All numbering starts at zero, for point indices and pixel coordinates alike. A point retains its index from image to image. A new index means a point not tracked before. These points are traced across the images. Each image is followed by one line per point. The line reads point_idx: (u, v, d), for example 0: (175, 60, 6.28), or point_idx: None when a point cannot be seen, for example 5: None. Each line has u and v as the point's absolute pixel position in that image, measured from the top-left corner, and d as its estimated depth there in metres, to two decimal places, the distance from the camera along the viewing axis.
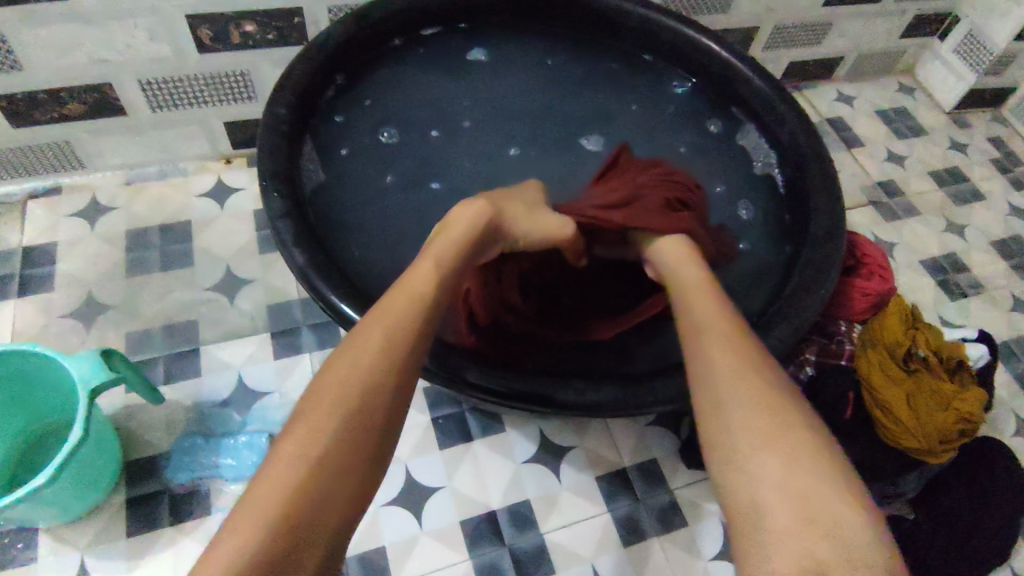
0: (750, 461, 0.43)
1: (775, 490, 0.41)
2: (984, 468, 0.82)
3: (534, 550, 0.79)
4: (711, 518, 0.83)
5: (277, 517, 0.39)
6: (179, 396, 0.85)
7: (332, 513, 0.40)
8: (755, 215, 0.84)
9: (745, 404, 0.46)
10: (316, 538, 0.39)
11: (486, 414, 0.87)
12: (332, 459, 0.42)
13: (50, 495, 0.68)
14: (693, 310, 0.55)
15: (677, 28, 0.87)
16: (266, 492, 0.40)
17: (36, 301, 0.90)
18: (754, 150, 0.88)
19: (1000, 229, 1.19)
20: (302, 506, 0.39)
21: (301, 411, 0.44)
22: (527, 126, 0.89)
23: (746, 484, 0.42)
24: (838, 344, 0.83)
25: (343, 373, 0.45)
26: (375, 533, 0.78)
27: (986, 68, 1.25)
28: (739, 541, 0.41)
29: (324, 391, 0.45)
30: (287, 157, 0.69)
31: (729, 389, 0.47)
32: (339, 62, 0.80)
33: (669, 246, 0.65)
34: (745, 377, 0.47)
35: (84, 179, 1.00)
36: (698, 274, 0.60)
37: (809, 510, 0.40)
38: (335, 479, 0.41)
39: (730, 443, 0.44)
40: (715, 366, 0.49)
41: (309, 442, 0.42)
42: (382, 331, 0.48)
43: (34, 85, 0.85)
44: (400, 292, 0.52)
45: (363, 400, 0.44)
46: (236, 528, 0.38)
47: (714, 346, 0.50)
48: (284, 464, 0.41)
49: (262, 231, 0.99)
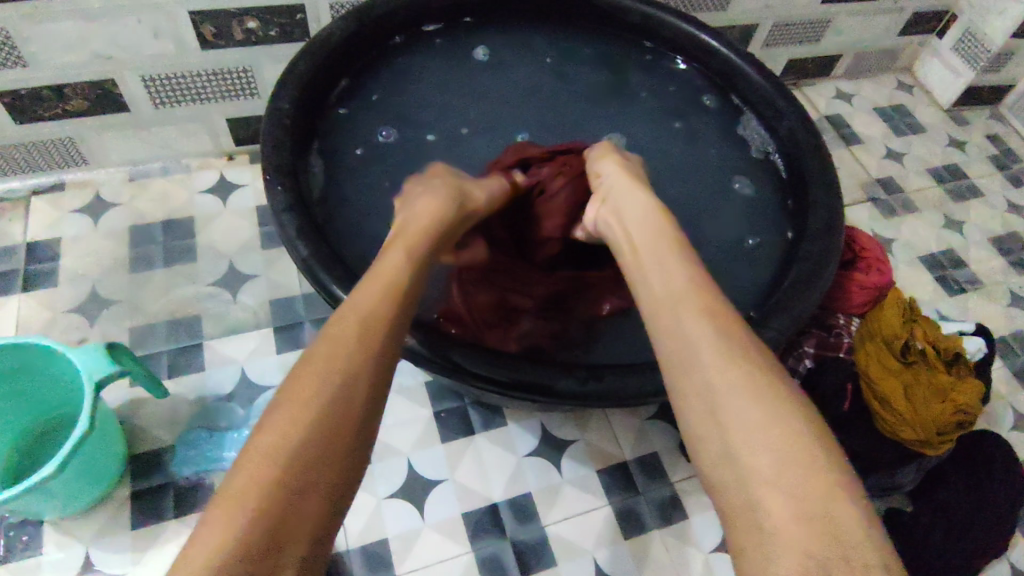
0: (746, 457, 0.41)
1: (770, 485, 0.39)
2: (983, 461, 0.82)
3: (536, 543, 0.79)
4: (711, 511, 0.83)
5: (249, 516, 0.37)
6: (183, 390, 0.86)
7: (311, 504, 0.39)
8: (752, 188, 0.86)
9: (730, 386, 0.44)
10: (296, 534, 0.38)
11: (487, 407, 0.88)
12: (305, 456, 0.40)
13: (55, 486, 0.68)
14: (670, 279, 0.51)
15: (677, 25, 0.88)
16: (236, 494, 0.38)
17: (41, 296, 0.91)
18: (751, 138, 0.89)
19: (998, 226, 1.19)
20: (282, 493, 0.39)
21: (271, 409, 0.43)
22: (531, 118, 0.89)
23: (743, 479, 0.40)
24: (837, 337, 0.85)
25: (316, 368, 0.44)
26: (377, 525, 0.79)
27: (983, 66, 1.26)
28: (741, 544, 0.39)
29: (296, 386, 0.43)
30: (290, 151, 0.70)
31: (712, 369, 0.45)
32: (343, 59, 0.81)
33: (636, 200, 0.62)
34: (734, 362, 0.45)
35: (87, 175, 1.01)
36: (671, 237, 0.56)
37: (805, 506, 0.38)
38: (309, 476, 0.40)
39: (720, 434, 0.43)
40: (688, 345, 0.47)
41: (280, 439, 0.41)
42: (353, 322, 0.47)
43: (38, 82, 0.85)
44: (371, 283, 0.51)
45: (335, 394, 0.43)
46: (209, 530, 0.37)
47: (700, 328, 0.47)
48: (253, 464, 0.40)
49: (265, 227, 1.00)
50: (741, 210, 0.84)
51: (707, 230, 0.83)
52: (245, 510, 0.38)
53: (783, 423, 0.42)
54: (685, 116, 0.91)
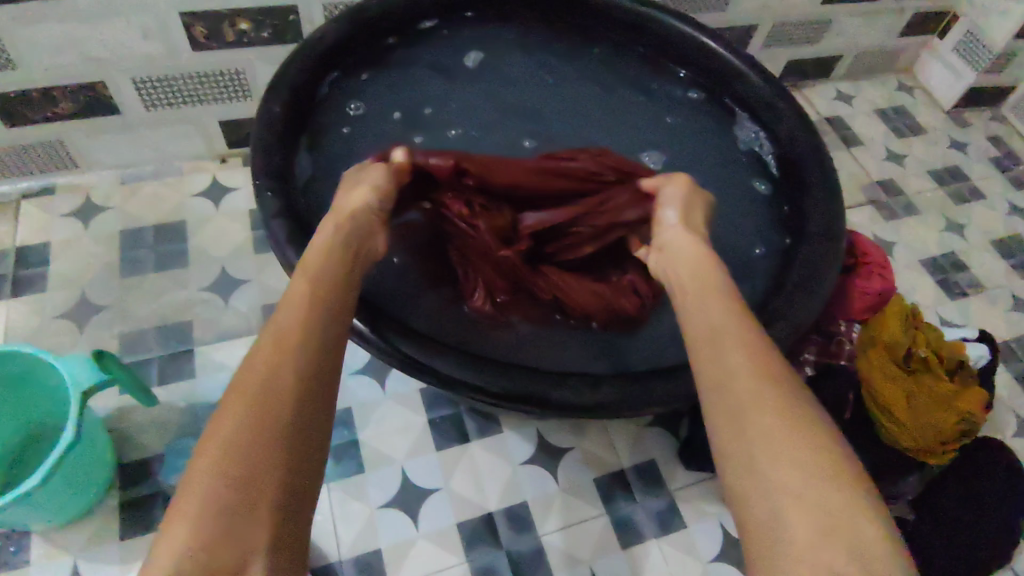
0: (770, 467, 0.39)
1: (794, 496, 0.38)
2: (986, 469, 0.81)
3: (533, 553, 0.78)
4: (709, 520, 0.82)
5: (200, 520, 0.36)
6: (173, 398, 0.84)
7: (269, 484, 0.38)
8: (773, 185, 0.83)
9: (758, 400, 0.42)
10: (249, 516, 0.37)
11: (483, 415, 0.87)
12: (253, 460, 0.38)
13: (43, 496, 0.67)
14: (716, 318, 0.48)
15: (676, 26, 0.88)
16: (193, 495, 0.37)
17: (29, 302, 0.89)
18: (739, 131, 0.87)
19: (999, 228, 1.18)
20: (235, 478, 0.37)
21: (228, 404, 0.41)
22: (528, 116, 0.87)
23: (761, 487, 0.39)
24: (837, 344, 0.83)
25: (266, 359, 0.43)
26: (370, 536, 0.78)
27: (984, 68, 1.25)
28: (755, 556, 0.38)
29: (247, 381, 0.42)
30: (280, 155, 0.69)
31: (746, 390, 0.43)
32: (336, 62, 0.80)
33: (686, 240, 0.58)
34: (771, 385, 0.43)
35: (77, 179, 0.99)
36: (714, 290, 0.51)
37: (825, 517, 0.37)
38: (255, 478, 0.38)
39: (745, 447, 0.41)
40: (728, 371, 0.45)
41: (227, 441, 0.39)
42: (292, 310, 0.47)
43: (26, 84, 0.84)
44: (304, 275, 0.51)
45: (282, 384, 0.42)
46: (181, 520, 0.36)
47: (732, 349, 0.46)
48: (206, 464, 0.38)
49: (257, 231, 0.98)
50: (748, 205, 0.82)
51: (719, 230, 0.80)
52: (197, 505, 0.36)
53: (799, 435, 0.40)
54: (680, 111, 0.89)
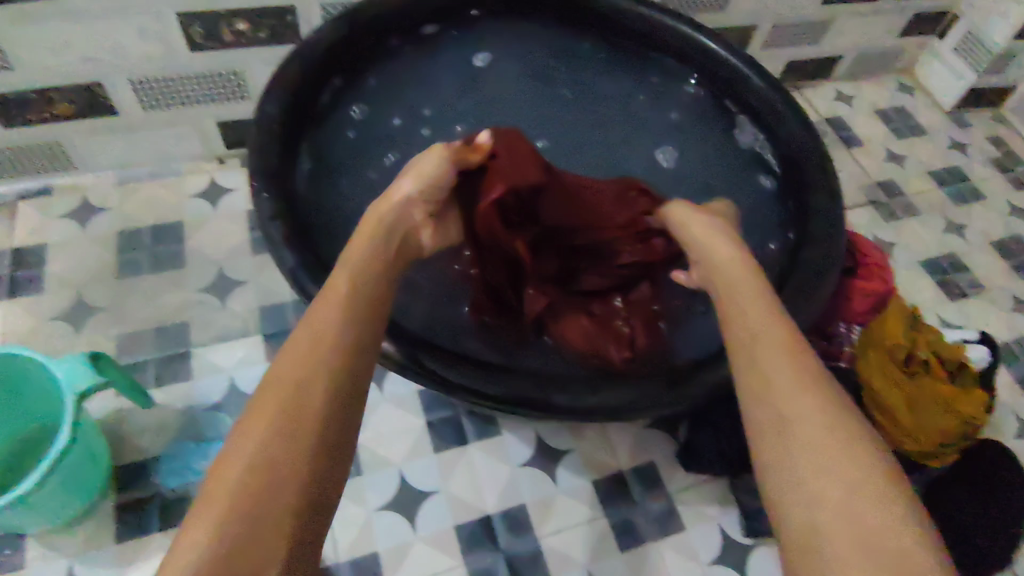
0: (803, 470, 0.39)
1: (827, 500, 0.38)
2: (987, 471, 0.81)
3: (531, 556, 0.78)
4: (708, 523, 0.82)
5: (222, 525, 0.36)
6: (169, 400, 0.84)
7: (290, 488, 0.38)
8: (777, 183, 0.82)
9: (793, 404, 0.42)
10: (267, 520, 0.37)
11: (482, 418, 0.86)
12: (274, 466, 0.38)
13: (39, 499, 0.67)
14: (756, 324, 0.48)
15: (676, 26, 0.87)
16: (219, 498, 0.37)
17: (25, 303, 0.89)
18: (740, 133, 0.86)
19: (1000, 229, 1.18)
20: (259, 482, 0.38)
21: (257, 406, 0.41)
22: (526, 117, 0.87)
23: (795, 490, 0.39)
24: (837, 345, 0.82)
25: (298, 360, 0.43)
26: (367, 539, 0.77)
27: (984, 68, 1.25)
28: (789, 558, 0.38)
29: (279, 383, 0.42)
30: (277, 157, 0.69)
31: (782, 394, 0.43)
32: (332, 63, 0.79)
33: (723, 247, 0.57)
34: (806, 389, 0.43)
35: (75, 179, 0.99)
36: (755, 300, 0.50)
37: (859, 519, 0.37)
38: (278, 483, 0.38)
39: (781, 451, 0.41)
40: (766, 375, 0.44)
41: (254, 448, 0.39)
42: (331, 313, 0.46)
43: (23, 84, 0.84)
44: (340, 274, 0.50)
45: (312, 387, 0.42)
46: (201, 523, 0.36)
47: (770, 355, 0.45)
48: (235, 466, 0.38)
49: (254, 232, 0.98)
50: (750, 208, 0.82)
51: None
52: (221, 509, 0.37)
53: (835, 439, 0.40)
54: (680, 112, 0.88)
